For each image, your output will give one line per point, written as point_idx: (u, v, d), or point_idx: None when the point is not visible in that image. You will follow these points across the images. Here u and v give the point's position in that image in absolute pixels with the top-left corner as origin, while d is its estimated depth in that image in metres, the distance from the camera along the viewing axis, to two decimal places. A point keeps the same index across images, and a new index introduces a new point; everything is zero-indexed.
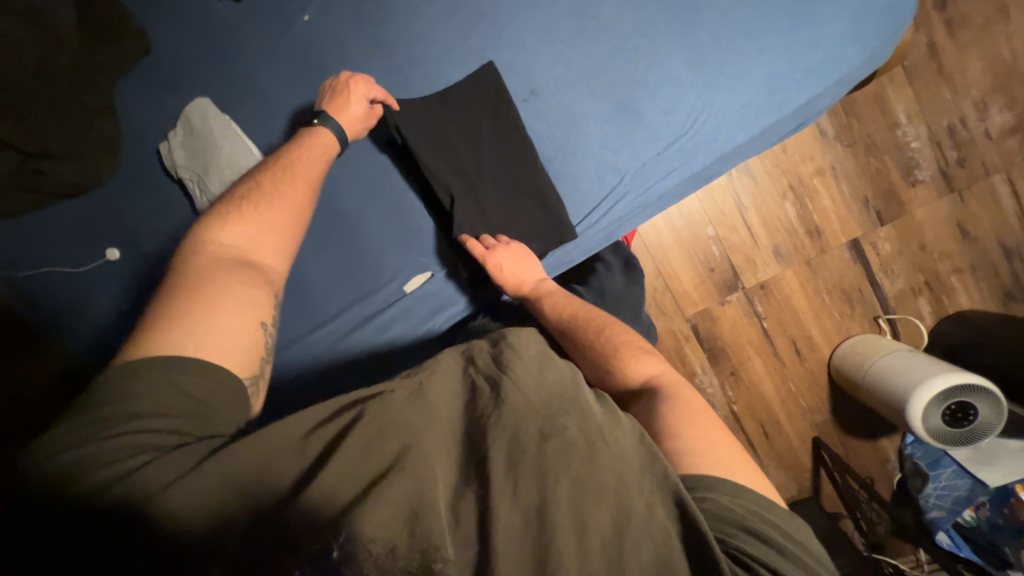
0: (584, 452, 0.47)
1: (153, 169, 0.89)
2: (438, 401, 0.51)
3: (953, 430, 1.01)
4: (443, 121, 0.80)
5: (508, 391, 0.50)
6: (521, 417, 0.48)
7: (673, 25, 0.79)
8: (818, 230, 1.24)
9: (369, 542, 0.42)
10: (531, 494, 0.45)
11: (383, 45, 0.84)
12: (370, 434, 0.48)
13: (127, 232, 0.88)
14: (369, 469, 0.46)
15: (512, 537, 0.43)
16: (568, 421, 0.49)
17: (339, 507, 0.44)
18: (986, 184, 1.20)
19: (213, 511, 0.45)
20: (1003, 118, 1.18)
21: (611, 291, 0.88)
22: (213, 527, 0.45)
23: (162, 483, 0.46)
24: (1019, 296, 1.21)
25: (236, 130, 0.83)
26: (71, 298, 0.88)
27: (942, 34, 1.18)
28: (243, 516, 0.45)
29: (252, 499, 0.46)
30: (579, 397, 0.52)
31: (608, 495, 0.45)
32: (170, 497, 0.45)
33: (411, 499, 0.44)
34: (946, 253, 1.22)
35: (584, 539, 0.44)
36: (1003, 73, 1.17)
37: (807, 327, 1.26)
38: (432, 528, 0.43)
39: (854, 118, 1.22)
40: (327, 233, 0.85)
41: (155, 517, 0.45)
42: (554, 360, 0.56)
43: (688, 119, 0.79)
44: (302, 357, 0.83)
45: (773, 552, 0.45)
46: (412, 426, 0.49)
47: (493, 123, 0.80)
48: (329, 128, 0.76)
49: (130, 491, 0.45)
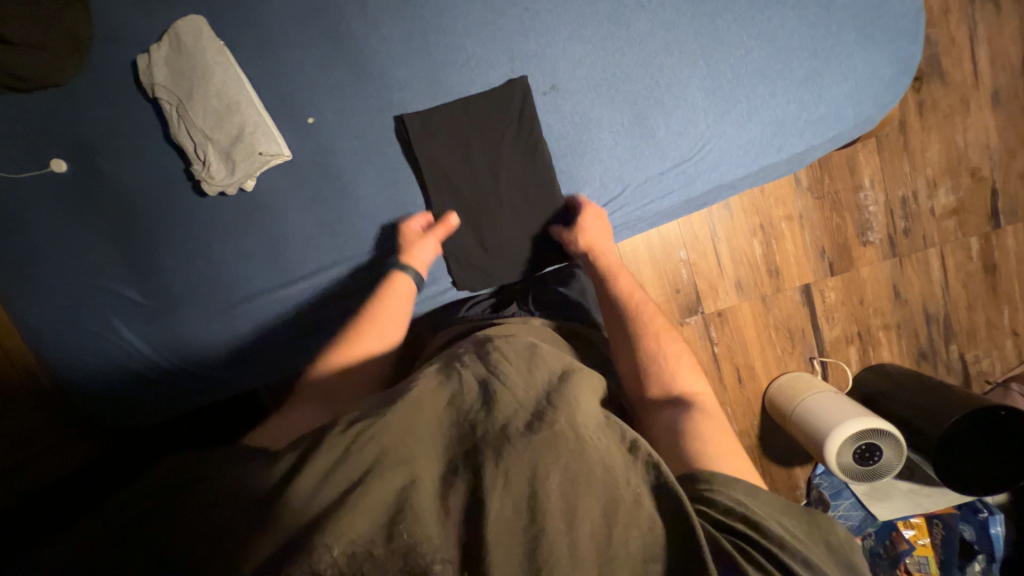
0: (572, 442, 0.49)
1: (126, 82, 0.81)
2: (426, 405, 0.53)
3: (862, 468, 1.13)
4: (453, 104, 0.81)
5: (498, 393, 0.54)
6: (509, 413, 0.51)
7: (702, 52, 0.81)
8: (778, 270, 1.33)
9: (351, 540, 0.41)
10: (523, 483, 0.46)
11: (407, 2, 0.80)
12: (350, 438, 0.48)
13: (84, 143, 0.82)
14: (347, 474, 0.45)
15: (504, 529, 0.43)
16: (557, 417, 0.51)
17: (313, 513, 0.42)
18: (924, 255, 1.34)
19: (207, 521, 0.42)
20: (948, 199, 1.32)
21: (590, 294, 0.92)
22: (202, 536, 0.42)
23: (165, 494, 0.45)
24: (930, 357, 1.37)
25: (229, 59, 0.78)
26: (20, 218, 0.83)
27: (913, 114, 1.29)
28: (220, 537, 0.42)
29: (223, 503, 0.44)
30: (566, 392, 0.55)
31: (595, 487, 0.47)
32: (170, 502, 0.44)
33: (391, 503, 0.43)
34: (879, 310, 1.35)
35: (575, 527, 0.45)
36: (954, 159, 1.30)
37: (752, 358, 1.35)
38: (417, 523, 0.42)
39: (827, 174, 1.31)
40: (314, 184, 0.83)
41: (153, 521, 0.43)
42: (541, 365, 0.60)
43: (696, 144, 0.82)
44: (271, 305, 0.86)
45: (778, 547, 0.46)
46: (394, 431, 0.49)
47: (502, 119, 0.81)
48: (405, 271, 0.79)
49: (134, 507, 0.44)
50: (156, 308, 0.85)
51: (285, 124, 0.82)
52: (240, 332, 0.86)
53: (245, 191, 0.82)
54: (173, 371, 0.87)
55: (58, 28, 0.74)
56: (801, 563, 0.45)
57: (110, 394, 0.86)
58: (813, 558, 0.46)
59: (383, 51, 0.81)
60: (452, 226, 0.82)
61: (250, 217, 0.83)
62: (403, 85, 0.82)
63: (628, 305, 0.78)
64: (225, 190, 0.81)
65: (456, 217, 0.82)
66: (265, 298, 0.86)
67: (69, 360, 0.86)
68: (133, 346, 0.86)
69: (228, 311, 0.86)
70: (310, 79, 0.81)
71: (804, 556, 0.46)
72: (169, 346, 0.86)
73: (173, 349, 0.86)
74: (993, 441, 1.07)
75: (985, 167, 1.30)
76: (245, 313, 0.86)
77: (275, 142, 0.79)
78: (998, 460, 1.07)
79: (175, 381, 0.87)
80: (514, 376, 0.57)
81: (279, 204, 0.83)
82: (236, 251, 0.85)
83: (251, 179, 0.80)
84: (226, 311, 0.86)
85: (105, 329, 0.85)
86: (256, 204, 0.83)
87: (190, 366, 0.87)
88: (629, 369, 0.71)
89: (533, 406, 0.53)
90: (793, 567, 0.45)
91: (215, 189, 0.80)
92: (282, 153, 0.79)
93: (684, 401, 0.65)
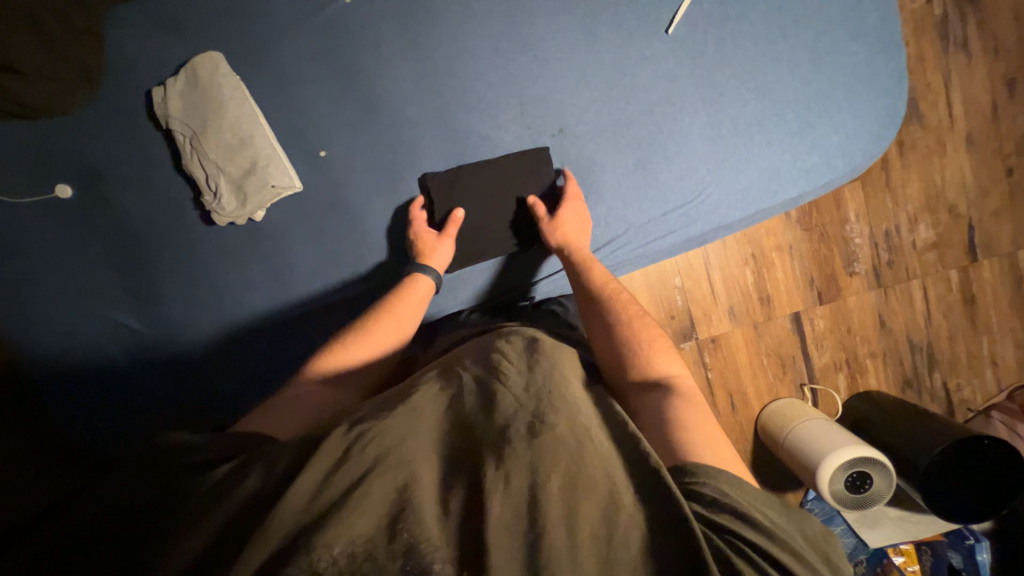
0: (572, 446, 0.49)
1: (138, 112, 0.81)
2: (427, 407, 0.55)
3: (853, 495, 1.15)
4: (482, 183, 0.85)
5: (498, 394, 0.55)
6: (508, 412, 0.52)
7: (702, 101, 0.85)
8: (769, 298, 1.37)
9: (351, 541, 0.41)
10: (523, 487, 0.46)
11: (420, 45, 0.83)
12: (346, 445, 0.49)
13: (90, 171, 0.82)
14: (345, 478, 0.46)
15: (502, 531, 0.44)
16: (557, 418, 0.52)
17: (313, 514, 0.44)
18: (906, 286, 1.39)
19: (223, 525, 0.45)
20: (927, 234, 1.38)
21: None
22: (218, 536, 0.44)
23: (189, 497, 0.48)
24: (914, 386, 1.41)
25: (245, 94, 0.80)
26: (17, 239, 0.82)
27: (894, 153, 1.36)
28: (221, 542, 0.44)
29: (231, 509, 0.46)
30: (565, 394, 0.56)
31: (595, 490, 0.47)
32: (191, 505, 0.47)
33: (389, 505, 0.44)
34: (866, 338, 1.40)
35: (576, 530, 0.44)
36: (933, 196, 1.37)
37: (744, 383, 1.38)
38: (414, 524, 0.43)
39: (814, 207, 1.36)
40: (321, 216, 0.84)
41: (179, 522, 0.46)
42: (544, 358, 0.62)
43: (696, 189, 0.86)
44: (277, 337, 0.87)
45: (761, 533, 0.46)
46: (396, 433, 0.50)
47: (523, 180, 0.85)
48: (427, 278, 0.81)
49: (159, 511, 0.47)
50: (154, 337, 0.85)
51: (297, 157, 0.83)
52: (242, 358, 0.86)
53: (254, 222, 0.83)
54: (163, 400, 0.86)
55: (72, 61, 0.76)
56: (791, 556, 0.45)
57: (107, 420, 0.85)
58: (795, 544, 0.47)
59: (396, 90, 0.83)
60: (460, 221, 0.83)
61: (257, 243, 0.84)
62: (414, 123, 0.84)
63: (604, 293, 0.78)
64: (235, 221, 0.82)
65: (461, 213, 0.83)
66: (267, 323, 0.86)
67: (59, 390, 0.84)
68: (127, 372, 0.85)
69: (230, 337, 0.86)
70: (322, 115, 0.83)
71: (789, 546, 0.46)
72: (162, 372, 0.85)
73: (172, 373, 0.86)
74: (983, 469, 1.10)
75: (961, 205, 1.37)
76: (246, 338, 0.86)
77: (285, 175, 0.80)
78: (988, 488, 1.10)
79: (174, 407, 0.85)
80: (514, 376, 0.57)
81: (286, 234, 0.84)
82: (238, 277, 0.85)
83: (260, 211, 0.82)
84: (228, 338, 0.86)
85: (101, 356, 0.84)
86: (264, 235, 0.84)
87: (192, 398, 0.86)
88: (607, 352, 0.72)
89: (531, 404, 0.53)
90: (782, 558, 0.45)
91: (224, 219, 0.81)
92: (294, 185, 0.81)
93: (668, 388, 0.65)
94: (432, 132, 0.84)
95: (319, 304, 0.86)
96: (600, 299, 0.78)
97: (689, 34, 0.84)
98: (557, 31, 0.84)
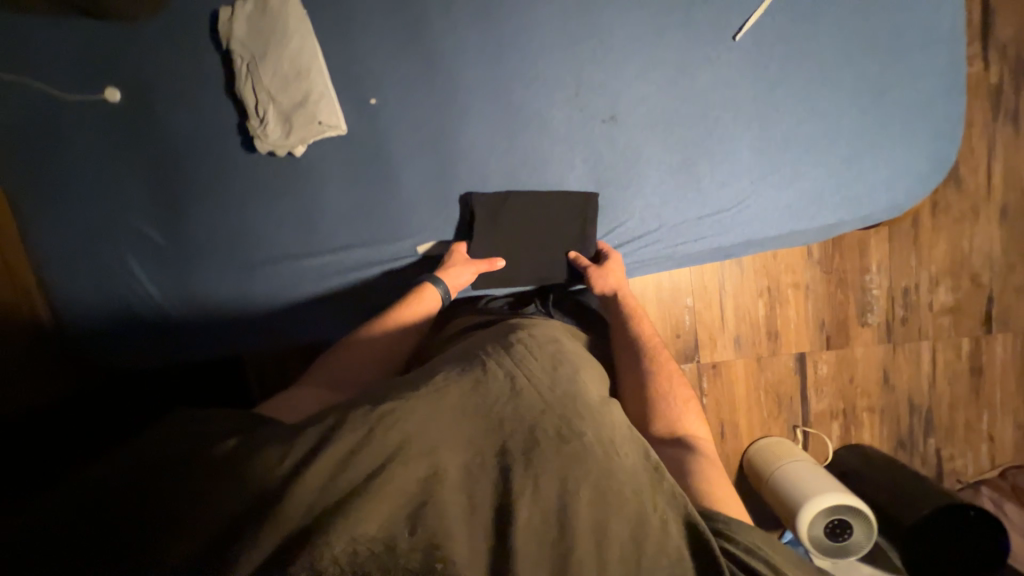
0: (601, 458, 0.50)
1: (200, 30, 0.82)
2: (450, 395, 0.53)
3: (830, 542, 1.14)
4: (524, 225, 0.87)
5: (525, 394, 0.55)
6: (536, 416, 0.52)
7: (756, 115, 0.85)
8: (776, 334, 1.36)
9: (357, 540, 0.39)
10: (552, 492, 0.46)
11: (489, 11, 0.83)
12: (368, 428, 0.47)
13: (143, 80, 0.82)
14: (366, 462, 0.44)
15: (529, 535, 0.44)
16: (585, 429, 0.52)
17: (332, 500, 0.42)
18: (915, 347, 1.38)
19: (229, 500, 0.41)
20: (946, 297, 1.37)
21: None
22: (224, 513, 0.41)
23: (186, 463, 0.44)
24: (907, 447, 1.40)
25: (310, 29, 0.81)
26: (59, 134, 0.83)
27: (927, 211, 1.35)
28: (225, 526, 0.40)
29: (237, 485, 0.42)
30: (591, 407, 0.57)
31: (623, 507, 0.47)
32: (190, 473, 0.43)
33: (412, 497, 0.43)
34: (866, 391, 1.39)
35: (604, 547, 0.44)
36: (957, 261, 1.36)
37: (738, 414, 1.37)
38: (434, 524, 0.42)
39: (838, 252, 1.35)
40: (360, 164, 0.85)
41: (175, 491, 0.42)
42: (564, 368, 0.62)
43: (736, 198, 0.86)
44: (292, 275, 0.87)
45: None
46: (418, 422, 0.49)
47: (567, 231, 0.87)
48: (438, 292, 0.82)
49: (151, 476, 0.43)
50: (173, 255, 0.85)
51: (347, 99, 0.83)
52: (255, 292, 0.87)
53: (293, 156, 0.84)
54: (173, 319, 0.86)
55: None
56: None
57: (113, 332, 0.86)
58: None
59: (457, 52, 0.84)
60: (496, 267, 0.87)
61: (291, 176, 0.84)
62: (468, 88, 0.84)
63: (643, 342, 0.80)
64: (275, 150, 0.82)
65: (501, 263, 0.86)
66: (283, 257, 0.86)
67: (73, 289, 0.85)
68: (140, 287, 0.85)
69: (246, 268, 0.86)
70: (381, 63, 0.83)
71: None
72: (176, 292, 0.85)
73: (184, 297, 0.86)
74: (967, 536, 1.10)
75: (984, 274, 1.36)
76: (259, 271, 0.86)
77: (334, 116, 0.81)
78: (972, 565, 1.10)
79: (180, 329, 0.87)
80: (539, 377, 0.58)
81: (321, 175, 0.85)
82: (266, 213, 0.85)
83: (302, 145, 0.82)
84: (245, 269, 0.86)
85: (117, 261, 0.85)
86: (301, 171, 0.84)
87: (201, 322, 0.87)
88: (632, 391, 0.74)
89: (559, 410, 0.54)
90: None
91: (266, 147, 0.82)
92: (339, 127, 0.82)
93: (687, 446, 0.67)
94: (484, 100, 0.85)
95: (338, 246, 0.87)
96: (637, 345, 0.79)
97: (754, 46, 0.84)
98: (624, 23, 0.84)
